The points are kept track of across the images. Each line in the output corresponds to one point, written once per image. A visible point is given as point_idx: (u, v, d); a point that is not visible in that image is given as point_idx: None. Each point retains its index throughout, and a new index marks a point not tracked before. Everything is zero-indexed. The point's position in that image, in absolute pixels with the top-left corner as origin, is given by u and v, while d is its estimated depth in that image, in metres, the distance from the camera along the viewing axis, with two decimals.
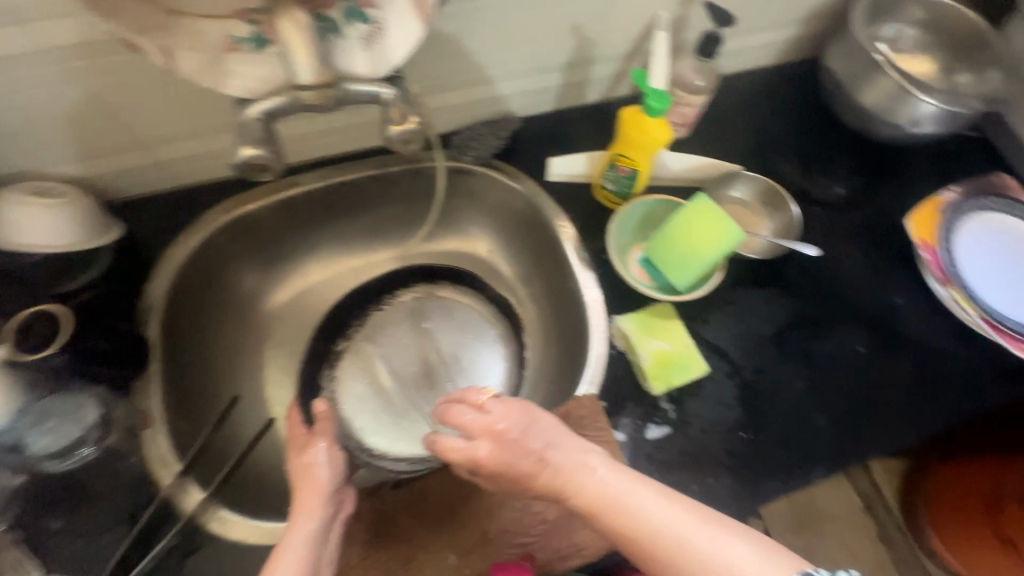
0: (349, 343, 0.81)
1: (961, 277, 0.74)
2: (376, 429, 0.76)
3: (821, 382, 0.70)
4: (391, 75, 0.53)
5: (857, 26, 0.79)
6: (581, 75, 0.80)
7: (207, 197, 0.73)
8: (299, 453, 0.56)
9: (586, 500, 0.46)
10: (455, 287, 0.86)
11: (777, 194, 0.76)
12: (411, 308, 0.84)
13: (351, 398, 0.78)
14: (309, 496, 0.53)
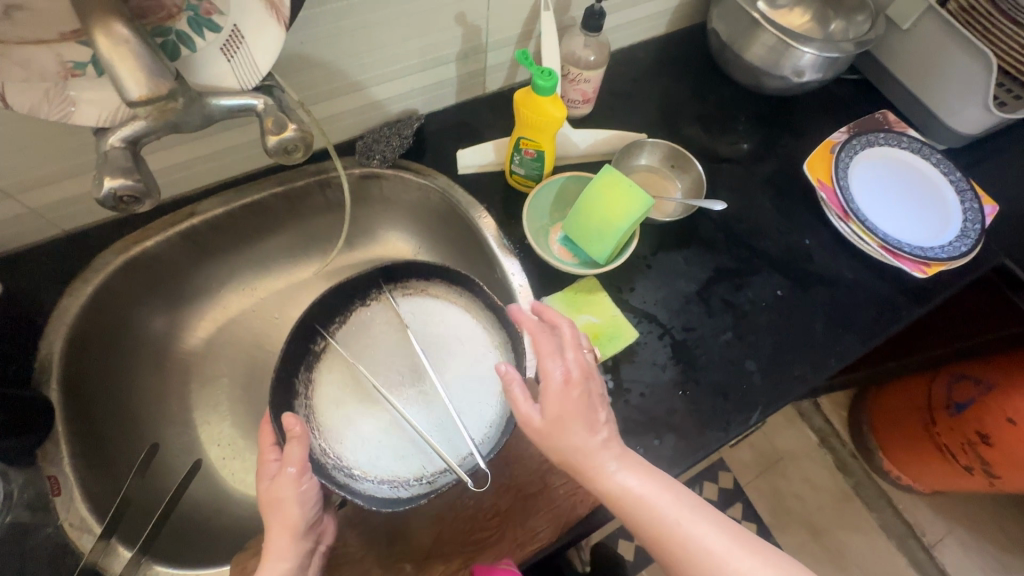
0: (330, 346, 0.64)
1: (857, 212, 0.78)
2: (362, 444, 0.60)
3: (747, 331, 0.72)
4: (262, 84, 0.51)
5: None
6: (477, 64, 0.79)
7: (98, 240, 0.69)
8: (269, 484, 0.52)
9: (625, 500, 0.48)
10: (453, 290, 0.67)
11: (679, 155, 0.79)
12: (402, 310, 0.67)
13: (331, 408, 0.61)
14: (278, 536, 0.51)
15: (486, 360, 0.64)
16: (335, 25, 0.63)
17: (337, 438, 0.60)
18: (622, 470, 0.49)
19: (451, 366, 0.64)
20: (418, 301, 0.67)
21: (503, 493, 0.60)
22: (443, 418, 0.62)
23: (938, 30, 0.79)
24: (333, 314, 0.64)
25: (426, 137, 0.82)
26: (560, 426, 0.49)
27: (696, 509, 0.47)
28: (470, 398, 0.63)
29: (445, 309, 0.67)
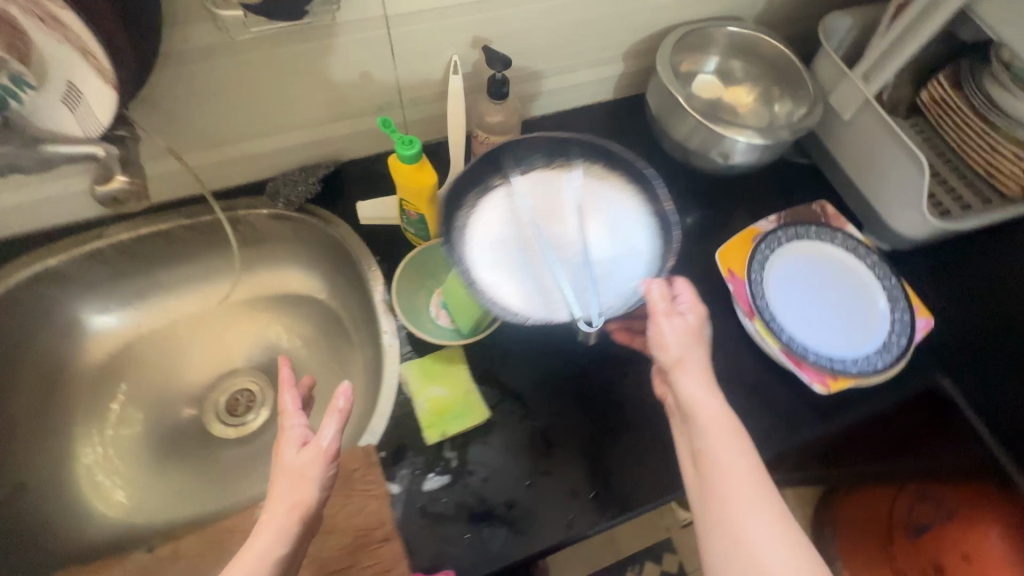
0: (499, 183, 0.69)
1: (764, 309, 0.71)
2: (500, 268, 0.65)
3: (619, 424, 0.68)
4: (111, 134, 0.53)
5: (663, 63, 0.80)
6: (393, 119, 0.80)
7: (6, 252, 0.73)
8: (297, 454, 0.51)
9: (691, 407, 0.54)
10: (637, 190, 0.69)
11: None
12: (584, 184, 0.70)
13: (484, 228, 0.67)
14: (285, 509, 0.48)
15: (627, 255, 0.66)
16: (228, 77, 0.66)
17: (517, 259, 0.65)
18: (704, 390, 0.54)
19: (601, 243, 0.67)
20: (595, 185, 0.70)
21: (308, 564, 0.57)
22: (577, 275, 0.65)
23: (878, 126, 0.73)
24: (518, 160, 0.69)
25: (342, 182, 0.83)
26: (686, 340, 0.57)
27: (746, 453, 0.50)
28: (603, 273, 0.65)
29: (617, 193, 0.69)
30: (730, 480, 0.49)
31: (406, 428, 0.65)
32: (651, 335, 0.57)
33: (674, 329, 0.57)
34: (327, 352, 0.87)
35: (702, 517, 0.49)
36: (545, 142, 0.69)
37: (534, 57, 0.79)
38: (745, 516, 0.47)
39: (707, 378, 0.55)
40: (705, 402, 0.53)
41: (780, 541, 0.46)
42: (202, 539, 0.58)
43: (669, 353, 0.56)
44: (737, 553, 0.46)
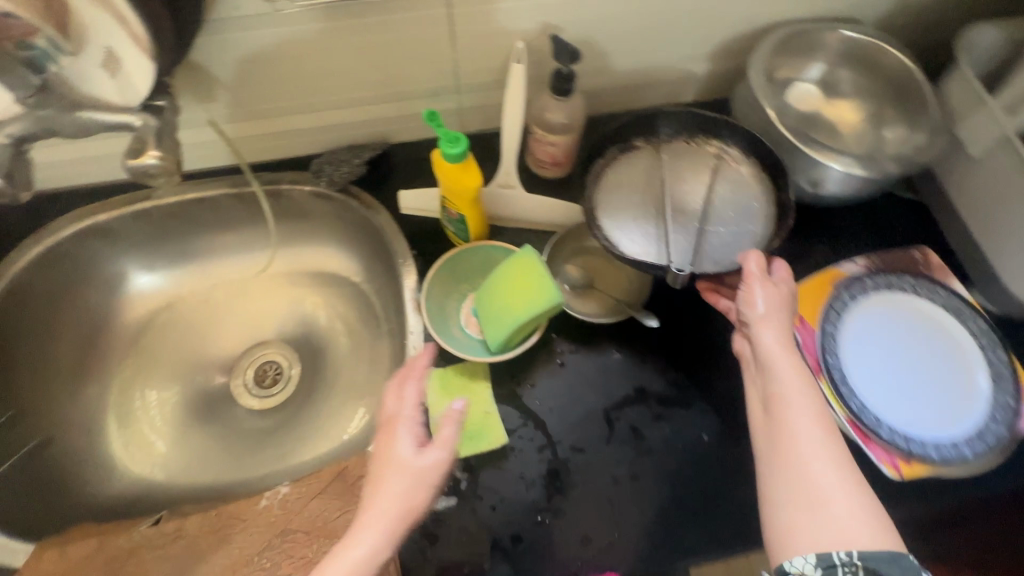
0: (645, 147, 0.71)
1: (834, 368, 0.62)
2: (622, 216, 0.67)
3: (645, 471, 0.62)
4: (150, 104, 0.51)
5: (756, 66, 0.69)
6: (448, 104, 0.75)
7: (62, 203, 0.75)
8: (411, 456, 0.49)
9: (767, 360, 0.54)
10: (766, 182, 0.68)
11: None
12: (720, 165, 0.69)
13: (622, 179, 0.69)
14: (392, 515, 0.47)
15: (740, 236, 0.66)
16: (280, 47, 0.62)
17: (633, 208, 0.68)
18: (782, 351, 0.53)
19: (721, 216, 0.67)
20: (736, 165, 0.69)
21: (302, 566, 0.55)
22: (684, 238, 0.66)
23: (1012, 168, 0.62)
24: (669, 130, 0.71)
25: (389, 166, 0.78)
26: (771, 300, 0.56)
27: (818, 408, 0.50)
28: (709, 241, 0.66)
29: (751, 175, 0.68)
30: (798, 430, 0.49)
31: None
32: (741, 289, 0.57)
33: (766, 293, 0.56)
34: (356, 337, 0.85)
35: (766, 461, 0.50)
36: (695, 118, 0.70)
37: (609, 49, 0.71)
38: (809, 463, 0.48)
39: (786, 334, 0.55)
40: (783, 356, 0.53)
41: (837, 497, 0.46)
42: (206, 519, 0.58)
43: (754, 308, 0.56)
44: (799, 493, 0.47)
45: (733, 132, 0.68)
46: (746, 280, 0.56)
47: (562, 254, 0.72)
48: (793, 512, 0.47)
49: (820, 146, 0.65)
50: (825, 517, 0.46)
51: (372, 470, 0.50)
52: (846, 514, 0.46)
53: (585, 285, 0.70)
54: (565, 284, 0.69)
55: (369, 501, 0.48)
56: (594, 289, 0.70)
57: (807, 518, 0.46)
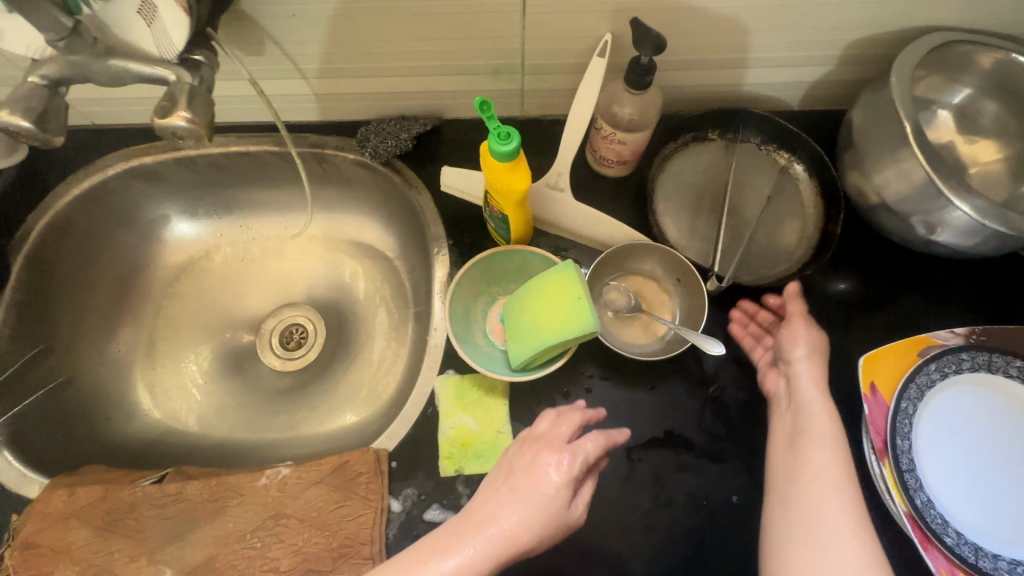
0: (717, 140, 0.71)
1: (902, 453, 0.54)
2: (680, 206, 0.69)
3: (660, 523, 0.57)
4: (185, 57, 0.48)
5: (901, 70, 0.56)
6: (510, 85, 0.68)
7: (114, 140, 0.74)
8: (563, 510, 0.47)
9: (802, 397, 0.54)
10: (817, 205, 0.68)
11: (683, 269, 0.63)
12: (778, 178, 0.70)
13: (688, 168, 0.70)
14: (519, 541, 0.45)
15: (777, 256, 0.66)
16: (336, 6, 0.57)
17: (688, 198, 0.69)
18: (816, 392, 0.54)
19: (769, 226, 0.67)
20: (791, 182, 0.70)
21: (291, 554, 0.55)
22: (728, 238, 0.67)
23: None
24: (746, 131, 0.70)
25: (437, 143, 0.73)
26: (811, 345, 0.57)
27: (841, 454, 0.51)
28: (747, 248, 0.67)
29: (805, 195, 0.69)
30: (814, 467, 0.50)
31: (424, 446, 0.59)
32: (783, 331, 0.58)
33: (807, 337, 0.57)
34: (382, 316, 0.82)
35: (780, 498, 0.51)
36: (771, 128, 0.70)
37: (701, 43, 0.61)
38: (820, 502, 0.49)
39: (822, 377, 0.56)
40: (818, 395, 0.54)
41: (844, 535, 0.47)
42: (205, 487, 0.58)
43: (791, 347, 0.57)
44: (807, 526, 0.48)
45: (803, 148, 0.69)
46: (792, 319, 0.58)
47: (609, 271, 0.65)
48: (797, 553, 0.47)
49: (958, 183, 0.52)
50: (832, 556, 0.46)
51: (521, 489, 0.47)
52: (852, 556, 0.46)
53: (633, 311, 0.64)
54: (613, 308, 0.64)
55: (507, 521, 0.45)
56: (642, 313, 0.64)
57: (810, 553, 0.47)
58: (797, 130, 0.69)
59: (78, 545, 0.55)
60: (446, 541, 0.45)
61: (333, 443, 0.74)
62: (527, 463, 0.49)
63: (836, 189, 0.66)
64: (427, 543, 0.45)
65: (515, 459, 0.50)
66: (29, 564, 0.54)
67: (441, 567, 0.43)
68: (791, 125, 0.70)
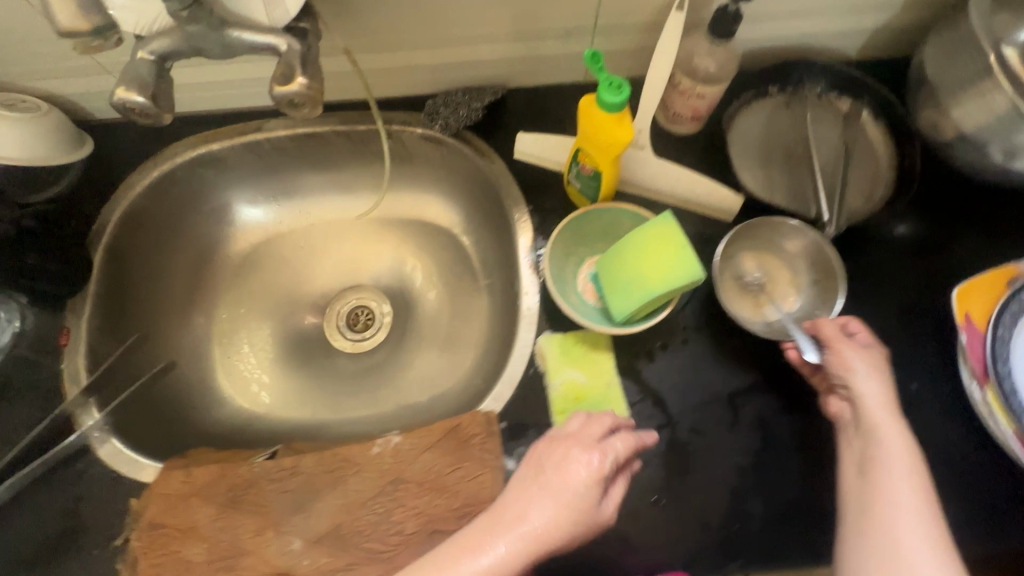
0: (776, 95, 0.72)
1: (1004, 377, 0.55)
2: (757, 159, 0.69)
3: (770, 464, 0.58)
4: (291, 26, 0.48)
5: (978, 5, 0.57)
6: (580, 47, 0.68)
7: (178, 129, 0.74)
8: (593, 507, 0.47)
9: (870, 419, 0.52)
10: (888, 147, 0.69)
11: (827, 269, 0.61)
12: (845, 125, 0.70)
13: (755, 124, 0.71)
14: (545, 539, 0.45)
15: (858, 199, 0.67)
16: None
17: (757, 154, 0.69)
18: (884, 412, 0.52)
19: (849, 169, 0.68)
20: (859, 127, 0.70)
21: (414, 517, 0.56)
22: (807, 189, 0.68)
23: None
24: (807, 82, 0.71)
25: (504, 113, 0.73)
26: (868, 367, 0.54)
27: (918, 479, 0.49)
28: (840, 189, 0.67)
29: (873, 139, 0.70)
30: (894, 500, 0.48)
31: (533, 406, 0.60)
32: (828, 357, 0.55)
33: (861, 358, 0.55)
34: (451, 292, 0.82)
35: (851, 522, 0.50)
36: (833, 76, 0.71)
37: None
38: (899, 531, 0.47)
39: (885, 397, 0.53)
40: (884, 417, 0.52)
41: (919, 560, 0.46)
42: (321, 459, 0.59)
43: (853, 375, 0.54)
44: (880, 551, 0.47)
45: (868, 93, 0.70)
46: (833, 345, 0.55)
47: (740, 245, 0.65)
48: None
49: None
50: None
51: (554, 486, 0.48)
52: None
53: (756, 286, 0.64)
54: (734, 274, 0.64)
55: (537, 517, 0.46)
56: (761, 295, 0.63)
57: None
58: (858, 74, 0.70)
59: (206, 521, 0.56)
60: (479, 536, 0.45)
61: (419, 416, 0.75)
62: (558, 460, 0.49)
63: (909, 127, 0.67)
64: (462, 539, 0.45)
65: (546, 457, 0.50)
66: (158, 543, 0.55)
67: (476, 563, 0.44)
68: (852, 70, 0.70)
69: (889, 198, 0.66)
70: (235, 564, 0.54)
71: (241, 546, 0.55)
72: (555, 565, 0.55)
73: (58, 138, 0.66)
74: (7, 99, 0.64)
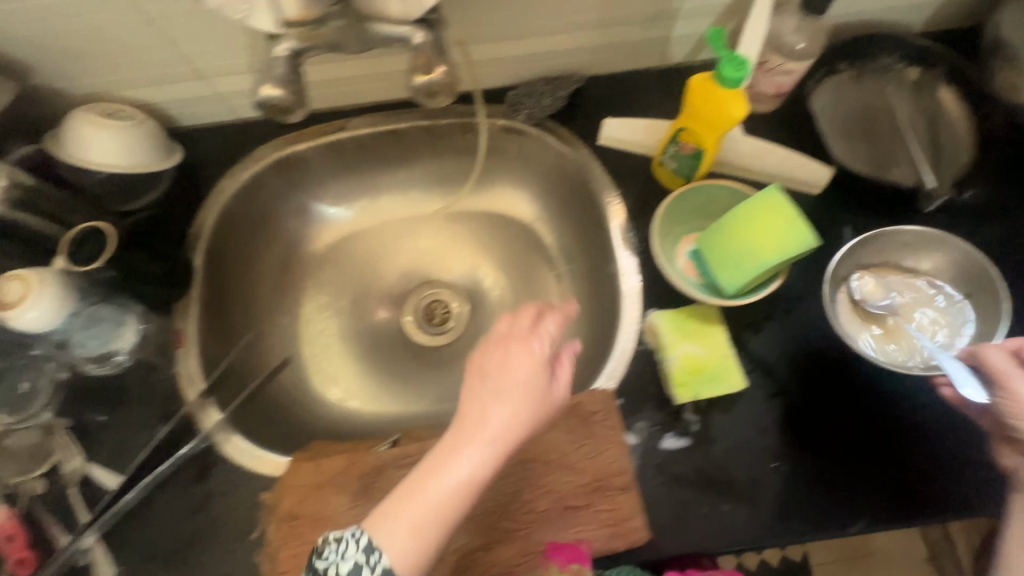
0: (842, 73, 0.73)
1: None
2: (841, 130, 0.71)
3: (885, 423, 0.60)
4: (424, 18, 0.49)
5: None
6: (661, 31, 0.70)
7: (264, 132, 0.75)
8: (546, 389, 0.47)
9: None
10: (964, 108, 0.70)
11: (981, 285, 0.61)
12: (918, 92, 0.72)
13: (827, 103, 0.72)
14: (512, 438, 0.44)
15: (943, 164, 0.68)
16: None
17: (838, 130, 0.71)
18: None
19: (931, 133, 0.70)
20: (930, 93, 0.72)
21: (545, 495, 0.57)
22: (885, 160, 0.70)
23: None
24: (875, 53, 0.72)
25: (584, 100, 0.75)
26: None
27: None
28: (931, 151, 0.69)
29: (948, 104, 0.71)
30: None
31: (647, 381, 0.62)
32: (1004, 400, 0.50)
33: None
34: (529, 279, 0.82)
35: None
36: (902, 45, 0.71)
37: None
38: None
39: None
40: None
41: None
42: None
43: None
44: None
45: (937, 57, 0.70)
46: (1001, 380, 0.51)
47: (874, 268, 0.64)
48: None
49: None
50: None
51: (500, 386, 0.45)
52: None
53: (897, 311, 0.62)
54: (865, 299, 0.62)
55: (496, 419, 0.44)
56: (900, 322, 0.62)
57: None
58: (927, 42, 0.70)
59: (342, 510, 0.57)
60: (440, 456, 0.43)
61: None
62: (499, 361, 0.47)
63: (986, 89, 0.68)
64: (426, 461, 0.43)
65: (487, 361, 0.47)
66: (299, 534, 0.56)
67: (446, 480, 0.42)
68: (921, 39, 0.71)
69: (968, 166, 0.68)
70: None
71: None
72: (685, 534, 0.57)
73: (158, 143, 0.67)
74: (106, 111, 0.64)
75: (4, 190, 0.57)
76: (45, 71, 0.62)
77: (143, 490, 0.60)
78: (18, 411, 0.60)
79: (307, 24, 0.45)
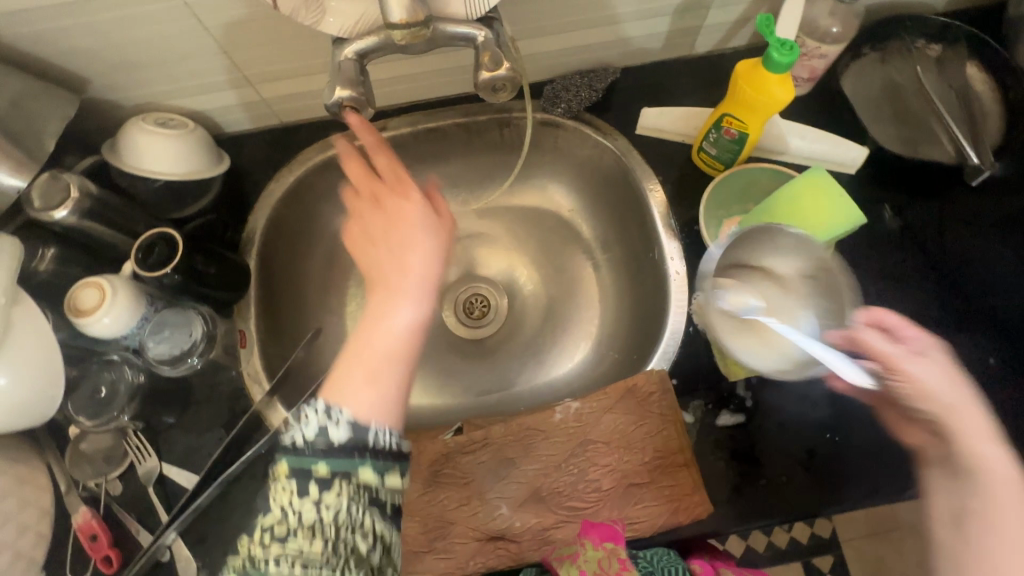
0: (866, 58, 0.75)
1: None
2: (873, 112, 0.73)
3: None
4: (484, 17, 0.51)
5: None
6: (694, 21, 0.71)
7: (306, 135, 0.76)
8: (434, 216, 0.54)
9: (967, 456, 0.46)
10: (986, 80, 0.71)
11: (829, 273, 0.59)
12: (940, 68, 0.73)
13: (856, 87, 0.74)
14: (432, 262, 0.52)
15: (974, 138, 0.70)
16: None
17: (870, 112, 0.73)
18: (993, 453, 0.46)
19: (961, 107, 0.71)
20: (954, 67, 0.73)
21: (608, 474, 0.59)
22: (916, 139, 0.71)
23: None
24: (897, 35, 0.74)
25: (618, 92, 0.77)
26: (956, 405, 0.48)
27: None
28: (966, 124, 0.70)
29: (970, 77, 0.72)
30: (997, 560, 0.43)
31: (697, 359, 0.65)
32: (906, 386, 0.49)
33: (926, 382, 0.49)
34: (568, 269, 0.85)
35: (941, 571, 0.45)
36: (919, 27, 0.73)
37: None
38: None
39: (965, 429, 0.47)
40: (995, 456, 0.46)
41: None
42: (509, 429, 0.62)
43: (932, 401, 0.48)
44: None
45: (954, 35, 0.72)
46: (893, 365, 0.49)
47: (756, 274, 0.63)
48: None
49: None
50: None
51: (396, 238, 0.52)
52: None
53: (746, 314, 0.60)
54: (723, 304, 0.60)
55: (409, 259, 0.51)
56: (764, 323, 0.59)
57: None
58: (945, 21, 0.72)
59: (413, 497, 0.58)
60: (381, 311, 0.50)
61: (559, 388, 0.78)
62: (386, 220, 0.53)
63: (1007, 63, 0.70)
64: (365, 321, 0.50)
65: (372, 228, 0.53)
66: None
67: (398, 321, 0.50)
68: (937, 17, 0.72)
69: (1005, 133, 0.68)
70: (448, 533, 0.57)
71: (452, 514, 0.58)
72: (747, 506, 0.59)
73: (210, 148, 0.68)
74: (159, 120, 0.65)
75: (78, 200, 0.57)
76: (100, 84, 0.63)
77: (218, 489, 0.60)
78: (97, 414, 0.62)
79: (415, 26, 0.44)
